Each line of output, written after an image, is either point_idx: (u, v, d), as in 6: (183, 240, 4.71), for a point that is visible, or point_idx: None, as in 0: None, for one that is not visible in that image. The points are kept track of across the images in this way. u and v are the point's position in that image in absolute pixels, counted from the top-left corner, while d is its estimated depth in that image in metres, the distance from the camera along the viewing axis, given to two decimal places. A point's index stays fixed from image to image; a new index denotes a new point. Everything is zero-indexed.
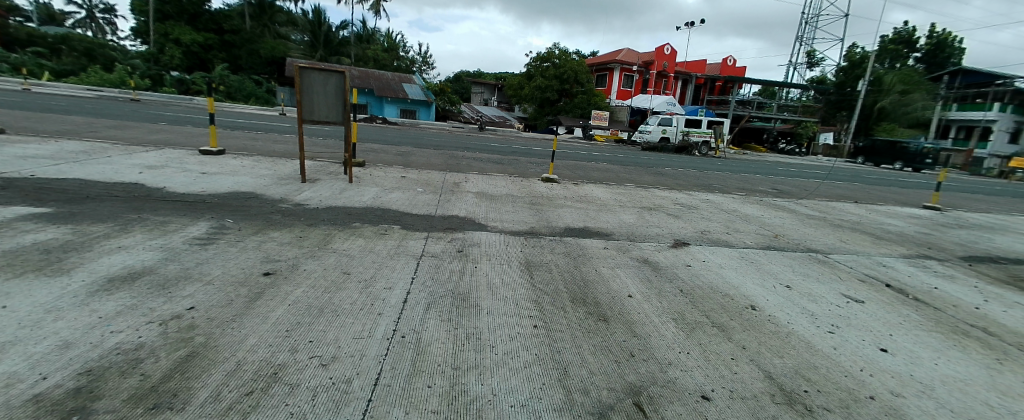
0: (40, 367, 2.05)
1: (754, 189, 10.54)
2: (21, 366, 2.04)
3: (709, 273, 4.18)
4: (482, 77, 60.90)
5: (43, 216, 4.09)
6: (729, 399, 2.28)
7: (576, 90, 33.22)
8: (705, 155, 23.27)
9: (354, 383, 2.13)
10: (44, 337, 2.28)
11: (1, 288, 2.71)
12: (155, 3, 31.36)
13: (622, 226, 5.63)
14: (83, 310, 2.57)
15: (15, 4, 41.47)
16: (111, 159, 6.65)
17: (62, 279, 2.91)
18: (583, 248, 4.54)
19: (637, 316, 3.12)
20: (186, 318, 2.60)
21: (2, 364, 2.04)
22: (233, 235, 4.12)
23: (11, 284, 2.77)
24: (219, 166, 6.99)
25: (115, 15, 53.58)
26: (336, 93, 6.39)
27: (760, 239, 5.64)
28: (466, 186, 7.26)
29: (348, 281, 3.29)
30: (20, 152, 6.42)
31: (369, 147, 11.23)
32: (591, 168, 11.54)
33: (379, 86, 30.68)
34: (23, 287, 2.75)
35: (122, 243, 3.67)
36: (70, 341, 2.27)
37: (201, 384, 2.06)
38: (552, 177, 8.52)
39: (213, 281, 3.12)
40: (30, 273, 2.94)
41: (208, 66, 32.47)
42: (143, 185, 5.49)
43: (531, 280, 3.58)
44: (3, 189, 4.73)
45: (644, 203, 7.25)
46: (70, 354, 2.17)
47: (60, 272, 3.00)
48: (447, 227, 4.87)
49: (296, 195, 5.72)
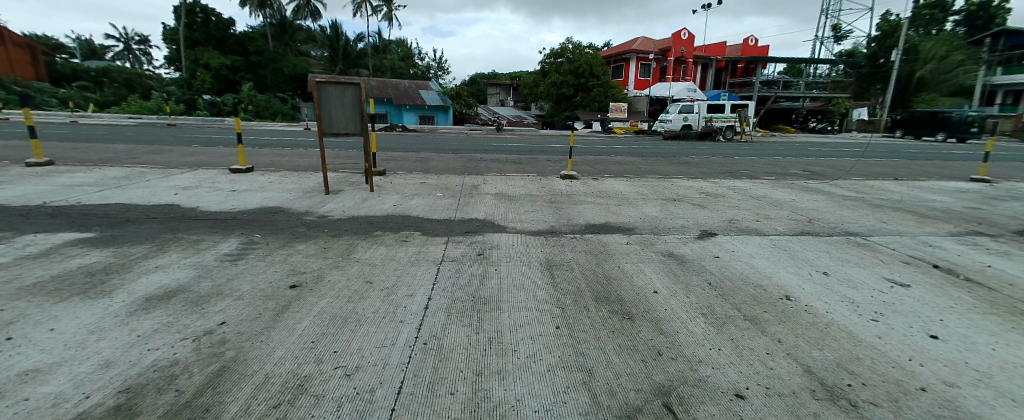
0: (85, 387, 2.14)
1: (785, 172, 10.10)
2: (66, 387, 2.13)
3: (738, 264, 4.02)
4: (496, 78, 61.03)
5: (88, 240, 4.32)
6: (765, 396, 2.17)
7: (593, 84, 32.75)
8: (731, 140, 22.54)
9: (378, 392, 2.14)
10: (88, 357, 2.38)
11: (49, 311, 2.86)
12: (184, 31, 32.88)
13: (644, 219, 5.49)
14: (123, 329, 2.69)
15: (59, 43, 44.39)
16: (149, 183, 6.97)
17: (105, 300, 3.06)
18: (605, 245, 4.45)
19: (664, 313, 3.03)
20: (217, 333, 2.68)
21: (49, 385, 2.14)
22: (261, 250, 4.24)
23: (58, 307, 2.92)
24: (248, 183, 7.23)
25: (148, 45, 56.42)
26: (353, 105, 6.49)
27: (792, 225, 5.38)
28: (485, 188, 7.26)
29: (370, 290, 3.32)
30: (67, 181, 6.81)
31: (389, 156, 11.38)
32: (611, 161, 11.40)
33: (397, 95, 31.23)
34: (69, 310, 2.90)
35: (159, 263, 3.82)
36: (111, 360, 2.37)
37: (231, 398, 2.10)
38: (571, 173, 8.41)
39: (243, 296, 3.21)
40: (75, 296, 3.09)
41: (236, 87, 33.73)
42: (178, 206, 5.72)
43: (553, 280, 3.52)
44: (52, 217, 5.03)
45: (667, 194, 7.06)
46: (111, 372, 2.26)
47: (102, 294, 3.15)
48: (467, 230, 4.86)
49: (321, 208, 5.85)
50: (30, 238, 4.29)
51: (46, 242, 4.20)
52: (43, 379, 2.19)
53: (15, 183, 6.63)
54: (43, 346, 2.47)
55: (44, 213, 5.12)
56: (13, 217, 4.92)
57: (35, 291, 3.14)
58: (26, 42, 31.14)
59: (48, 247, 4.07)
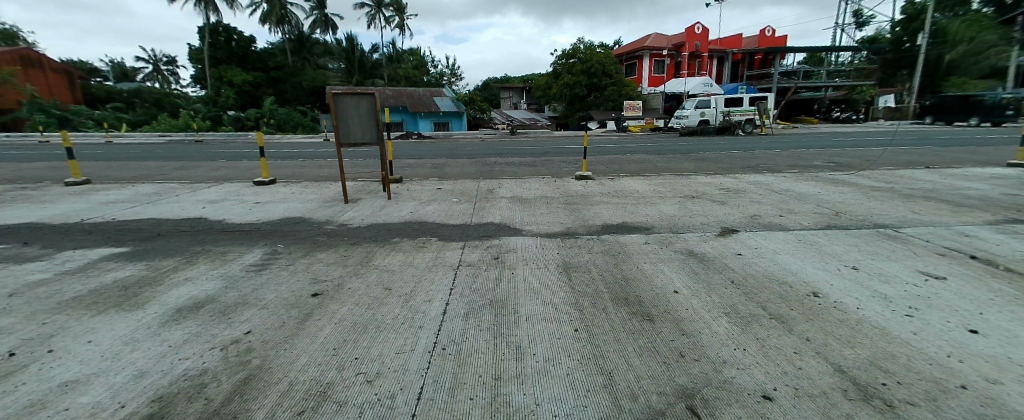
0: (121, 396, 2.22)
1: (808, 165, 9.81)
2: (103, 397, 2.22)
3: (762, 260, 3.92)
4: (510, 81, 61.29)
5: (123, 254, 4.51)
6: (794, 397, 2.11)
7: (606, 83, 32.54)
8: (751, 133, 22.13)
9: (398, 398, 2.16)
10: (123, 368, 2.48)
11: (88, 324, 2.99)
12: (208, 50, 34.12)
13: (662, 217, 5.41)
14: (155, 340, 2.78)
15: (94, 67, 46.72)
16: (179, 198, 7.23)
17: (137, 312, 3.17)
18: (623, 245, 4.39)
19: (686, 313, 2.97)
20: (243, 343, 2.74)
21: (88, 394, 2.24)
22: (285, 259, 4.34)
23: (96, 320, 3.05)
24: (271, 195, 7.42)
25: (177, 67, 58.86)
26: (368, 115, 6.61)
27: (819, 219, 5.20)
28: (500, 192, 7.27)
29: (390, 297, 3.36)
30: (103, 199, 7.12)
31: (406, 163, 11.52)
32: (627, 160, 11.30)
33: (412, 103, 31.64)
34: (105, 322, 3.02)
35: (188, 275, 3.95)
36: (145, 369, 2.46)
37: (258, 405, 2.16)
38: (586, 174, 8.35)
39: (268, 305, 3.29)
40: (111, 309, 3.22)
41: (259, 102, 34.70)
42: (205, 219, 5.91)
43: (571, 282, 3.50)
44: (90, 233, 5.27)
45: (686, 192, 6.94)
46: (144, 382, 2.34)
47: (136, 306, 3.27)
48: (484, 234, 4.88)
49: (341, 216, 5.96)
50: (70, 254, 4.50)
51: (84, 258, 4.39)
52: (82, 389, 2.28)
53: (55, 202, 6.96)
54: (81, 357, 2.58)
55: (82, 230, 5.37)
56: (53, 235, 5.17)
57: (74, 305, 3.29)
58: (63, 68, 32.42)
59: (86, 262, 4.25)
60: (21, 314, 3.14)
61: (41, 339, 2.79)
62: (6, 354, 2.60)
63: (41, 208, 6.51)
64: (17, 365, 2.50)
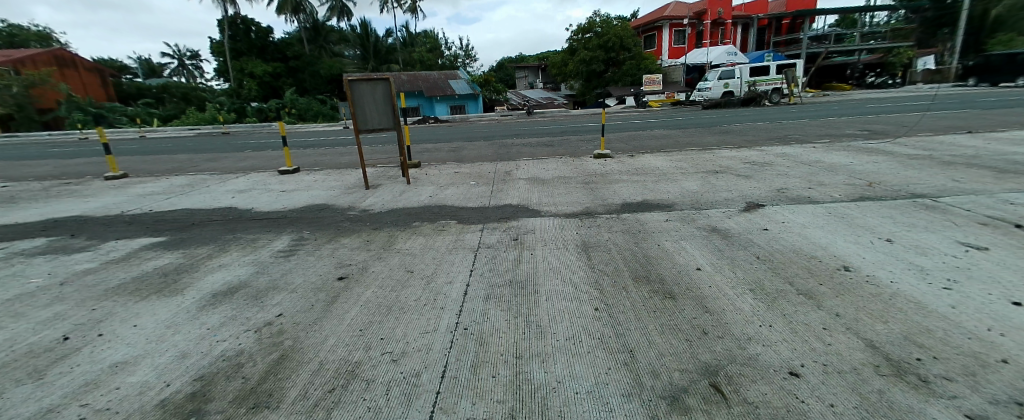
0: (166, 376, 2.35)
1: (839, 134, 9.40)
2: (150, 376, 2.35)
3: (790, 235, 3.80)
4: (525, 61, 60.38)
5: (161, 244, 4.71)
6: (822, 374, 2.06)
7: (624, 57, 31.58)
8: (778, 104, 21.22)
9: (423, 376, 2.22)
10: (166, 349, 2.61)
11: (132, 309, 3.15)
12: (229, 43, 34.71)
13: (684, 194, 5.29)
14: (194, 323, 2.92)
15: (123, 64, 48.22)
16: (209, 188, 7.48)
17: (177, 297, 3.33)
18: (643, 223, 4.32)
19: (709, 290, 2.91)
20: (275, 325, 2.85)
21: (136, 374, 2.37)
22: (311, 245, 4.45)
23: (139, 305, 3.22)
24: (296, 183, 7.58)
25: (200, 62, 60.05)
26: (384, 100, 6.63)
27: (850, 191, 4.99)
28: (518, 173, 7.24)
29: (413, 279, 3.42)
30: (139, 192, 7.42)
31: (424, 147, 11.58)
32: (647, 136, 11.07)
33: (427, 87, 31.56)
34: (148, 307, 3.18)
35: (222, 261, 4.11)
36: (186, 351, 2.59)
37: (292, 383, 2.25)
38: (605, 152, 8.19)
39: (296, 289, 3.39)
40: (153, 295, 3.39)
41: (279, 92, 35.12)
42: (235, 208, 6.10)
43: (590, 262, 3.48)
44: (130, 224, 5.53)
45: (708, 166, 6.76)
46: (187, 362, 2.48)
47: (176, 292, 3.43)
48: (502, 217, 4.88)
49: (362, 202, 6.06)
50: (113, 244, 4.73)
51: (126, 247, 4.62)
52: (131, 369, 2.42)
53: (97, 195, 7.31)
54: (128, 340, 2.73)
55: (123, 222, 5.63)
56: (96, 227, 5.43)
57: (120, 292, 3.48)
58: (95, 66, 33.53)
59: (127, 252, 4.47)
60: (72, 301, 3.33)
61: (90, 324, 2.96)
62: (60, 339, 2.78)
63: (85, 201, 6.84)
64: (71, 349, 2.66)
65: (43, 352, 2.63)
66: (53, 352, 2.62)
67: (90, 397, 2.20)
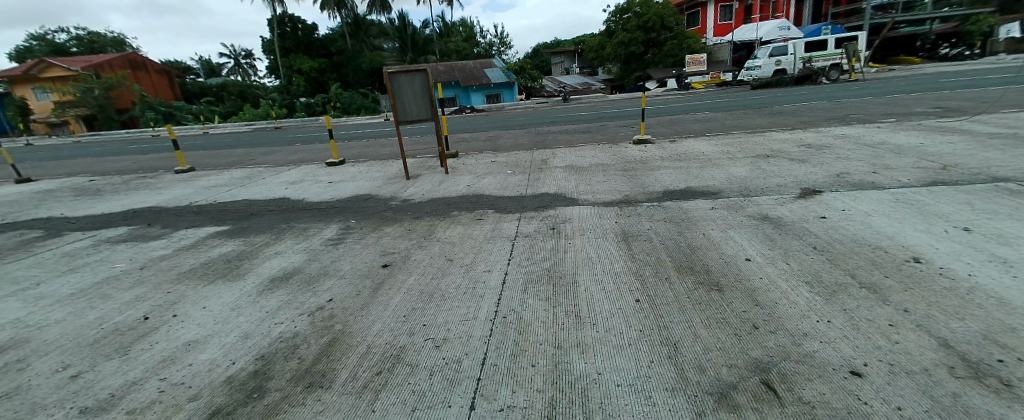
0: (231, 354, 2.50)
1: (908, 112, 8.64)
2: (218, 354, 2.51)
3: (851, 223, 3.52)
4: (562, 45, 59.45)
5: (225, 232, 5.02)
6: (888, 374, 1.90)
7: (665, 37, 30.30)
8: (837, 81, 19.71)
9: (464, 362, 2.24)
10: (232, 330, 2.78)
11: (202, 292, 3.38)
12: (279, 42, 36.32)
13: (732, 180, 5.03)
14: (254, 306, 3.08)
15: (187, 66, 51.67)
16: (265, 180, 7.88)
17: (240, 282, 3.53)
18: (687, 211, 4.15)
19: (760, 282, 2.76)
20: (326, 309, 2.96)
21: (205, 352, 2.54)
22: (357, 233, 4.59)
23: (208, 288, 3.45)
24: (342, 174, 7.85)
25: (253, 60, 63.15)
26: (422, 92, 6.69)
27: (921, 175, 4.56)
28: (554, 162, 7.14)
29: (453, 267, 3.46)
30: (204, 184, 7.93)
31: (461, 137, 11.69)
32: (690, 120, 10.65)
33: (463, 77, 31.69)
34: (215, 290, 3.41)
35: (278, 248, 4.33)
36: (248, 332, 2.74)
37: (341, 365, 2.33)
38: (645, 138, 7.94)
39: (344, 276, 3.51)
40: (219, 279, 3.62)
41: (326, 87, 36.32)
42: (287, 199, 6.39)
43: (631, 252, 3.38)
44: (198, 214, 5.92)
45: (759, 150, 6.39)
46: (250, 342, 2.62)
47: (239, 276, 3.65)
48: (539, 205, 4.83)
49: (404, 192, 6.18)
50: (184, 233, 5.09)
51: (194, 236, 4.96)
52: (202, 347, 2.60)
53: (168, 188, 7.87)
54: (199, 320, 2.93)
55: (191, 212, 6.04)
56: (169, 216, 5.86)
57: (191, 276, 3.74)
58: (163, 68, 36.09)
59: (196, 240, 4.79)
60: (151, 284, 3.62)
61: (164, 306, 3.18)
62: (140, 319, 3.01)
63: (159, 193, 7.40)
64: (152, 327, 2.89)
65: (127, 329, 2.87)
66: (135, 330, 2.85)
67: (166, 372, 2.37)
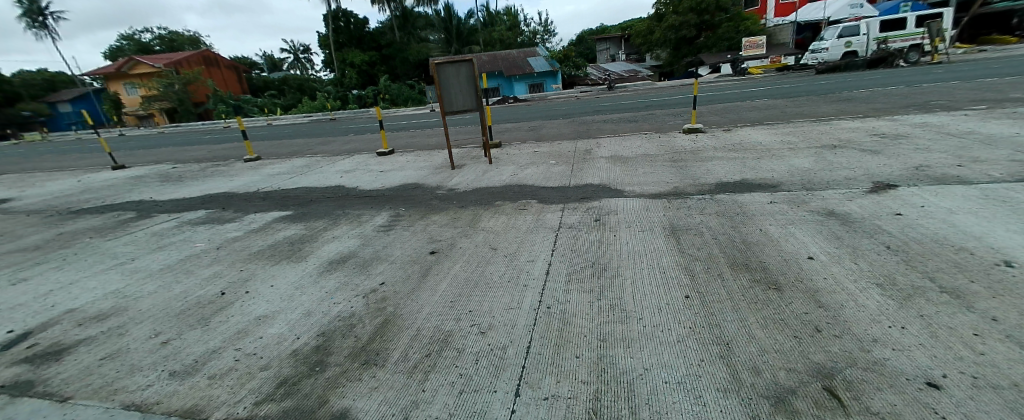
0: (296, 330, 2.66)
1: (1000, 98, 7.76)
2: (283, 329, 2.68)
3: (930, 222, 3.21)
4: (608, 32, 57.99)
5: (288, 217, 5.33)
6: (971, 388, 1.73)
7: (720, 19, 28.76)
8: (915, 64, 18.12)
9: (509, 350, 2.26)
10: (296, 307, 2.96)
11: (269, 271, 3.62)
12: (333, 36, 37.80)
13: (793, 172, 4.73)
14: (315, 286, 3.26)
15: (252, 61, 55.04)
16: (322, 169, 8.27)
17: (302, 263, 3.74)
18: (742, 205, 3.95)
19: (823, 282, 2.59)
20: (378, 292, 3.08)
21: (273, 327, 2.72)
22: (406, 221, 4.73)
23: (274, 268, 3.68)
24: (391, 164, 8.10)
25: (311, 54, 66.28)
26: (468, 82, 6.74)
27: (1016, 169, 4.08)
28: (598, 152, 7.01)
29: (497, 256, 3.49)
30: (269, 172, 8.45)
31: (504, 128, 11.72)
32: (745, 107, 10.10)
33: (506, 66, 31.66)
34: (280, 270, 3.63)
35: (335, 233, 4.54)
36: (309, 310, 2.90)
37: (392, 345, 2.42)
38: (696, 127, 7.61)
39: (395, 261, 3.64)
40: (284, 260, 3.85)
41: (375, 79, 37.49)
42: (342, 187, 6.68)
43: (680, 246, 3.26)
44: (264, 199, 6.32)
45: (823, 140, 5.96)
46: (311, 319, 2.78)
47: (301, 258, 3.87)
48: (583, 196, 4.77)
49: (450, 181, 6.29)
50: (252, 216, 5.45)
51: (262, 219, 5.30)
52: (270, 322, 2.78)
53: (238, 175, 8.46)
54: (267, 297, 3.14)
55: (258, 197, 6.46)
56: (239, 201, 6.30)
57: (259, 256, 4.01)
58: (233, 64, 38.67)
59: (263, 223, 5.11)
60: (226, 262, 3.91)
61: (237, 283, 3.43)
62: (218, 294, 3.27)
63: (230, 180, 7.96)
64: (227, 301, 3.13)
65: (207, 303, 3.12)
66: (213, 304, 3.09)
67: (240, 344, 2.56)
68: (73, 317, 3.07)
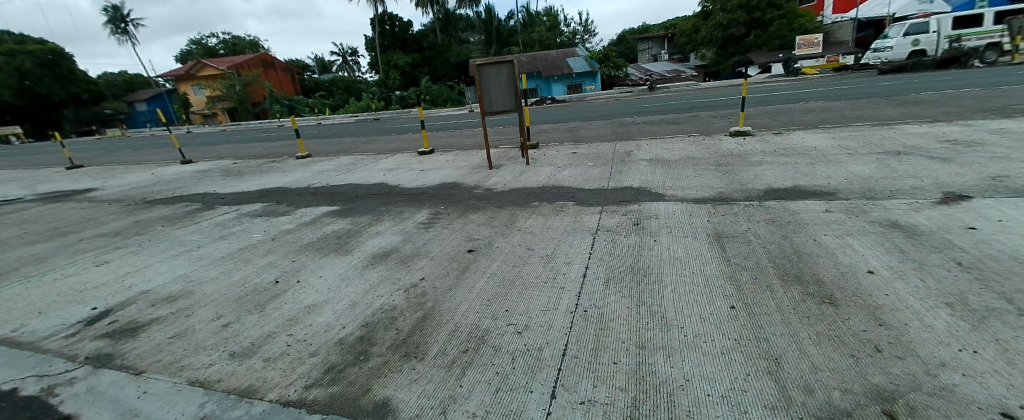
0: (342, 320, 2.79)
1: None
2: (331, 318, 2.81)
3: (1010, 237, 2.94)
4: (650, 31, 56.73)
5: (335, 212, 5.57)
6: None
7: (772, 16, 27.44)
8: (992, 63, 16.70)
9: (545, 351, 2.27)
10: (342, 298, 3.09)
11: (317, 263, 3.81)
12: (379, 39, 39.10)
13: (851, 180, 4.46)
14: (359, 279, 3.39)
15: (304, 64, 57.83)
16: (366, 167, 8.58)
17: (347, 256, 3.91)
18: (793, 213, 3.76)
19: (884, 299, 2.43)
20: (419, 287, 3.16)
21: (321, 316, 2.85)
22: (445, 219, 4.83)
23: (322, 260, 3.86)
24: (431, 163, 8.29)
25: (357, 57, 68.84)
26: (508, 83, 6.80)
27: None
28: (638, 154, 6.88)
29: (534, 257, 3.50)
30: (318, 169, 8.85)
31: (542, 128, 11.70)
32: (797, 110, 9.61)
33: (545, 67, 31.60)
34: (328, 262, 3.81)
35: (378, 228, 4.71)
36: (354, 301, 3.02)
37: (431, 340, 2.48)
38: (744, 129, 7.31)
39: (434, 257, 3.73)
40: (331, 253, 4.04)
41: (417, 80, 38.44)
42: (385, 184, 6.90)
43: (724, 254, 3.15)
44: (313, 195, 6.64)
45: (885, 146, 5.58)
46: (356, 310, 2.90)
47: (347, 252, 4.04)
48: (622, 199, 4.70)
49: (487, 181, 6.37)
50: (303, 211, 5.74)
51: (311, 214, 5.56)
52: (319, 311, 2.92)
53: (290, 171, 8.92)
54: (316, 287, 3.30)
55: (309, 193, 6.79)
56: (291, 196, 6.64)
57: (309, 248, 4.22)
58: (287, 66, 40.82)
59: (312, 217, 5.37)
60: (279, 252, 4.15)
61: (289, 272, 3.64)
62: (272, 281, 3.48)
63: (284, 176, 8.42)
64: (280, 289, 3.32)
65: (262, 290, 3.33)
66: (268, 291, 3.29)
67: (292, 330, 2.71)
68: (146, 297, 3.35)
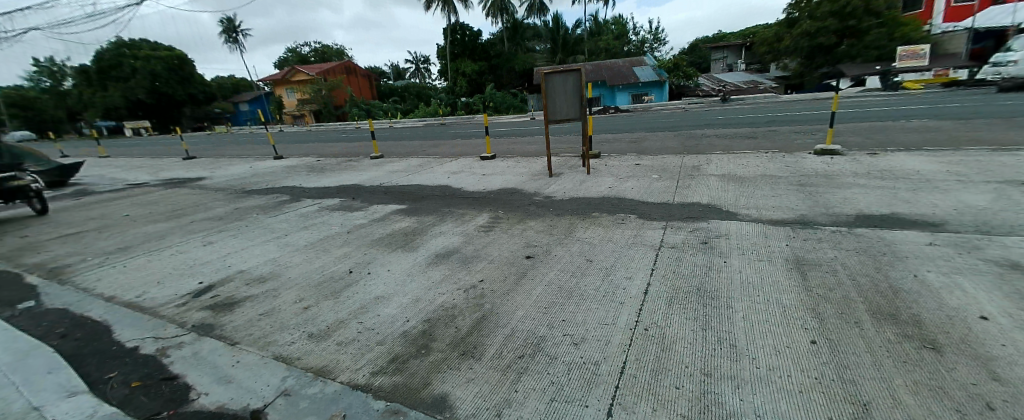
0: (406, 313, 2.94)
1: None
2: (397, 311, 2.98)
3: None
4: (726, 40, 53.94)
5: (403, 210, 5.88)
6: None
7: (870, 25, 24.86)
8: None
9: (603, 366, 2.25)
10: (406, 293, 3.26)
11: (385, 258, 4.04)
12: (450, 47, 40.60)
13: (959, 210, 3.95)
14: (423, 276, 3.55)
15: (381, 70, 61.52)
16: (432, 169, 8.95)
17: (412, 253, 4.11)
18: (886, 243, 3.41)
19: (999, 349, 2.13)
20: (478, 289, 3.25)
21: (389, 308, 3.03)
22: (505, 224, 4.92)
23: (390, 255, 4.10)
24: (493, 168, 8.47)
25: (429, 64, 72.12)
26: (574, 92, 6.81)
27: None
28: (708, 168, 6.57)
29: (592, 268, 3.46)
30: (388, 169, 9.38)
31: (605, 138, 11.52)
32: (893, 128, 8.69)
33: (612, 76, 31.11)
34: (394, 257, 4.03)
35: (442, 229, 4.90)
36: (418, 297, 3.17)
37: (489, 342, 2.54)
38: (831, 148, 6.72)
39: (493, 261, 3.81)
40: (398, 249, 4.27)
41: (483, 87, 39.44)
42: (449, 187, 7.15)
43: (803, 282, 2.93)
44: (383, 193, 7.04)
45: (1005, 174, 4.87)
46: (419, 305, 3.04)
47: (412, 249, 4.25)
48: (689, 215, 4.51)
49: (547, 189, 6.39)
50: (375, 207, 6.12)
51: (382, 210, 5.91)
52: (386, 303, 3.11)
53: (364, 170, 9.53)
54: (383, 280, 3.51)
55: (380, 191, 7.22)
56: (364, 193, 7.10)
57: (379, 243, 4.49)
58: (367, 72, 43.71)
59: (382, 214, 5.71)
60: (353, 245, 4.45)
61: (361, 264, 3.90)
62: (346, 271, 3.75)
63: (358, 174, 9.01)
64: (352, 279, 3.57)
65: (337, 278, 3.60)
66: (342, 280, 3.55)
67: (361, 318, 2.90)
68: (241, 277, 3.75)
